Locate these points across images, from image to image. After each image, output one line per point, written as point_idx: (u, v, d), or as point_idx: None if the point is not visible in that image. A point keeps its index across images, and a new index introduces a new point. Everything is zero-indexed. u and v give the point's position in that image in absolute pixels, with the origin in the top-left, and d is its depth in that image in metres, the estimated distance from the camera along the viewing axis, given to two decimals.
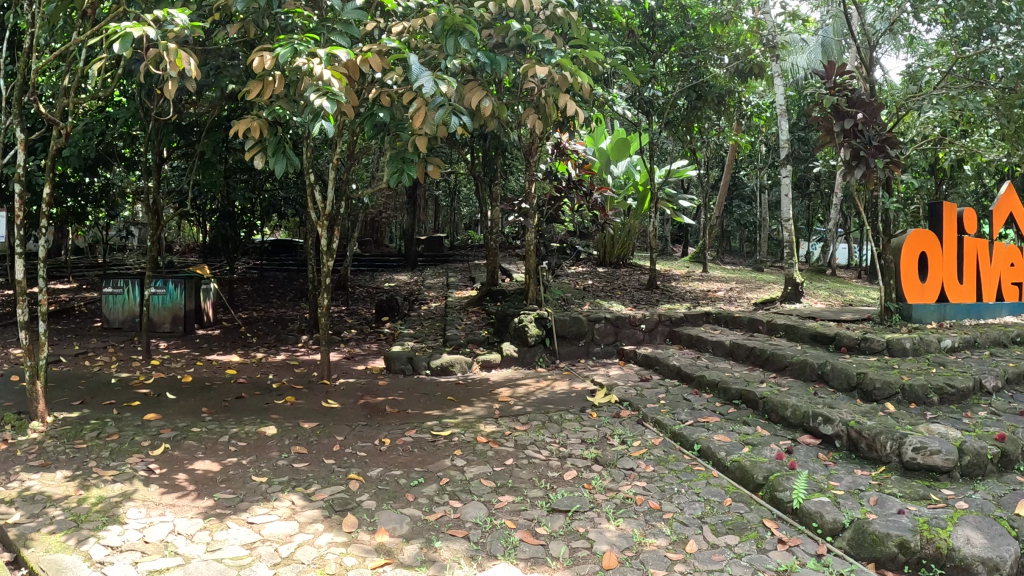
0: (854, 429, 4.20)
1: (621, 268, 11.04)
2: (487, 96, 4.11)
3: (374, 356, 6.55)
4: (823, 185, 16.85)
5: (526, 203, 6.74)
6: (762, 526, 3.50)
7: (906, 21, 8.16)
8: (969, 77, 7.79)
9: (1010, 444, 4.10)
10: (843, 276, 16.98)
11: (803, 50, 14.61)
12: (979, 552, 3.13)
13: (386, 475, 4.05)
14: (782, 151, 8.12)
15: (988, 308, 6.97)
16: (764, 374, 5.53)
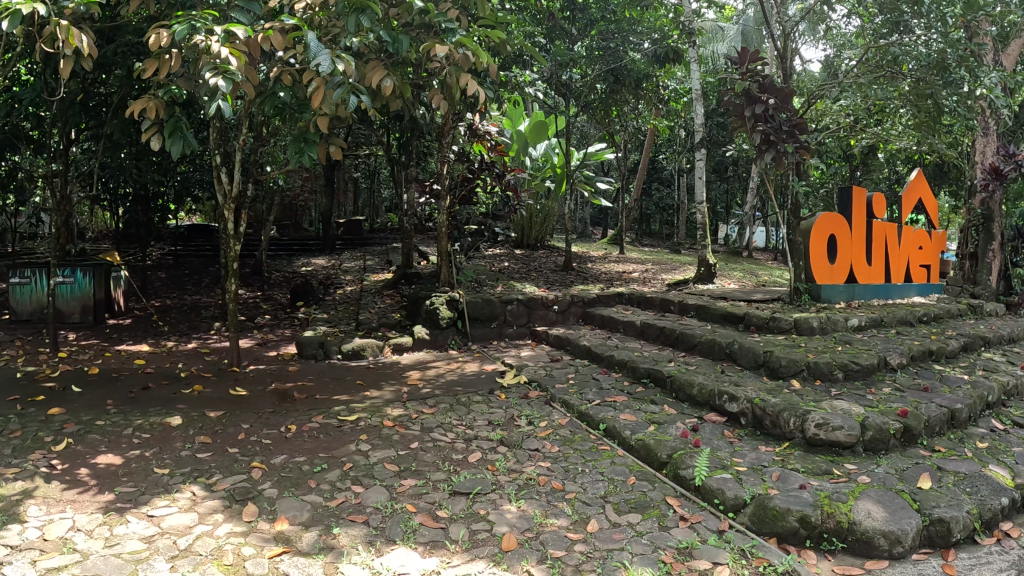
0: (758, 406, 4.26)
1: (540, 251, 11.05)
2: (389, 76, 4.06)
3: (286, 342, 6.39)
4: (742, 169, 17.26)
5: (438, 184, 6.65)
6: (665, 504, 3.51)
7: (823, 12, 8.34)
8: (884, 67, 7.95)
9: (912, 419, 4.23)
10: (757, 259, 17.47)
11: (723, 38, 14.92)
12: (881, 526, 3.19)
13: (288, 463, 3.92)
14: (697, 135, 8.26)
15: (896, 288, 7.21)
16: (673, 353, 5.60)
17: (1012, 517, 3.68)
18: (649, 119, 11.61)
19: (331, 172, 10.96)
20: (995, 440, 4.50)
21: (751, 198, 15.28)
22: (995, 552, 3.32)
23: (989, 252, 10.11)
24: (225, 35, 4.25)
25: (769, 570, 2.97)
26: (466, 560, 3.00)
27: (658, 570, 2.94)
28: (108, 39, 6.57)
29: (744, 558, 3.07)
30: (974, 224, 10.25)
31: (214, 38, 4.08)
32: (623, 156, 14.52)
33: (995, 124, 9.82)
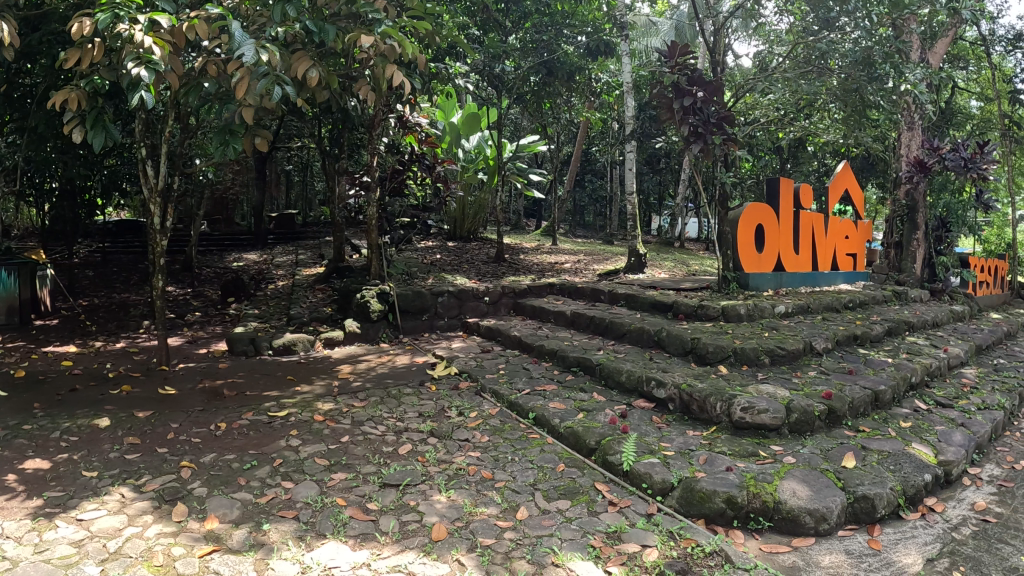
0: (686, 392, 4.40)
1: (472, 243, 11.28)
2: (313, 67, 4.06)
3: (217, 339, 6.34)
4: (673, 161, 17.68)
5: (368, 176, 6.70)
6: (594, 490, 3.60)
7: (756, 9, 8.55)
8: (810, 63, 8.14)
9: (836, 401, 4.40)
10: (688, 249, 17.91)
11: (655, 33, 15.21)
12: (806, 505, 3.32)
13: (218, 461, 3.89)
14: (629, 129, 8.77)
15: (822, 276, 7.47)
16: (603, 342, 5.82)
17: (936, 492, 3.89)
18: (582, 112, 11.81)
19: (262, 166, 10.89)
20: (917, 419, 4.71)
21: (683, 189, 15.68)
22: (920, 527, 3.48)
23: (913, 241, 10.59)
24: (148, 24, 4.18)
25: (697, 551, 3.06)
26: (396, 551, 3.02)
27: (587, 555, 3.00)
28: (32, 28, 6.35)
29: (672, 540, 3.16)
30: (900, 215, 10.76)
31: (138, 27, 4.02)
32: (556, 149, 14.72)
33: (919, 118, 10.27)
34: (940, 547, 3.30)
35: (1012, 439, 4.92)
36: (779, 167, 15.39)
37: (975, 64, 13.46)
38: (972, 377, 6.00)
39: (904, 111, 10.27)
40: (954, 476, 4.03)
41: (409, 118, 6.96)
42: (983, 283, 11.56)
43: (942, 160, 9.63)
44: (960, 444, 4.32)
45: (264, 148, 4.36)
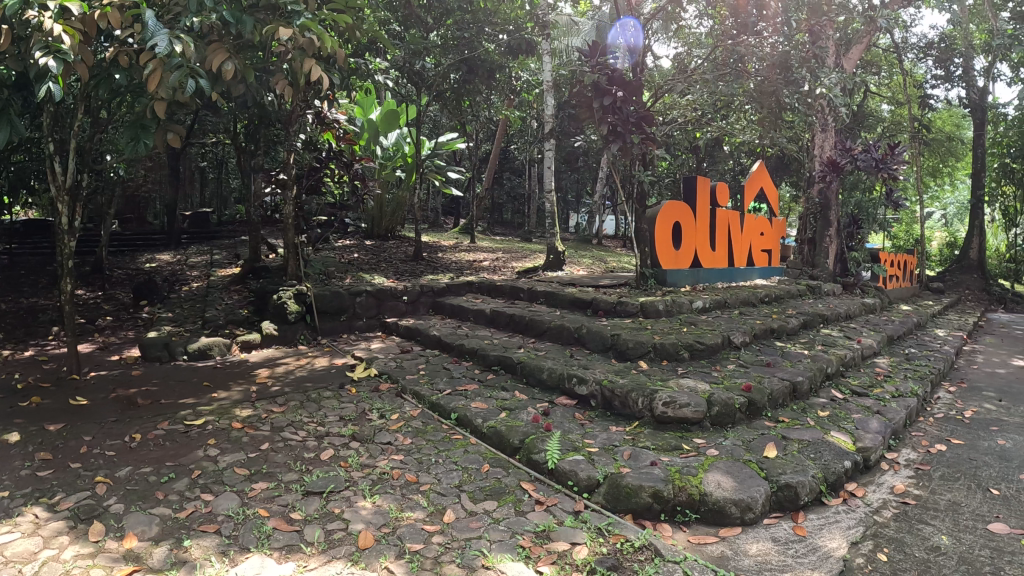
0: (607, 388, 4.50)
1: (389, 242, 11.14)
2: (229, 59, 3.99)
3: (130, 345, 6.12)
4: (591, 159, 17.99)
5: (285, 174, 6.59)
6: (520, 490, 3.62)
7: (675, 12, 8.75)
8: (727, 65, 8.39)
9: (756, 394, 4.53)
10: (605, 246, 18.16)
11: (576, 33, 15.45)
12: (732, 495, 3.39)
13: (133, 474, 3.74)
14: (548, 128, 9.22)
15: (738, 271, 8.17)
16: (523, 339, 5.95)
17: (857, 478, 4.04)
18: (502, 111, 11.90)
19: (174, 163, 10.55)
20: (835, 408, 4.88)
21: (600, 187, 15.91)
22: (843, 512, 3.60)
23: (826, 237, 11.05)
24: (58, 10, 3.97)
25: (627, 547, 3.09)
26: (323, 562, 2.95)
27: (517, 555, 3.00)
28: None
29: (601, 536, 3.18)
30: (813, 212, 11.19)
31: (47, 13, 3.77)
32: (475, 148, 14.76)
33: (832, 120, 10.76)
34: (863, 530, 3.41)
35: (925, 424, 5.16)
36: (696, 165, 15.78)
37: (885, 68, 14.17)
38: (885, 366, 6.28)
39: (819, 114, 10.74)
40: (872, 461, 4.19)
41: (326, 113, 6.82)
42: (893, 276, 12.12)
43: (853, 160, 10.05)
44: (877, 430, 4.50)
45: (176, 144, 4.22)
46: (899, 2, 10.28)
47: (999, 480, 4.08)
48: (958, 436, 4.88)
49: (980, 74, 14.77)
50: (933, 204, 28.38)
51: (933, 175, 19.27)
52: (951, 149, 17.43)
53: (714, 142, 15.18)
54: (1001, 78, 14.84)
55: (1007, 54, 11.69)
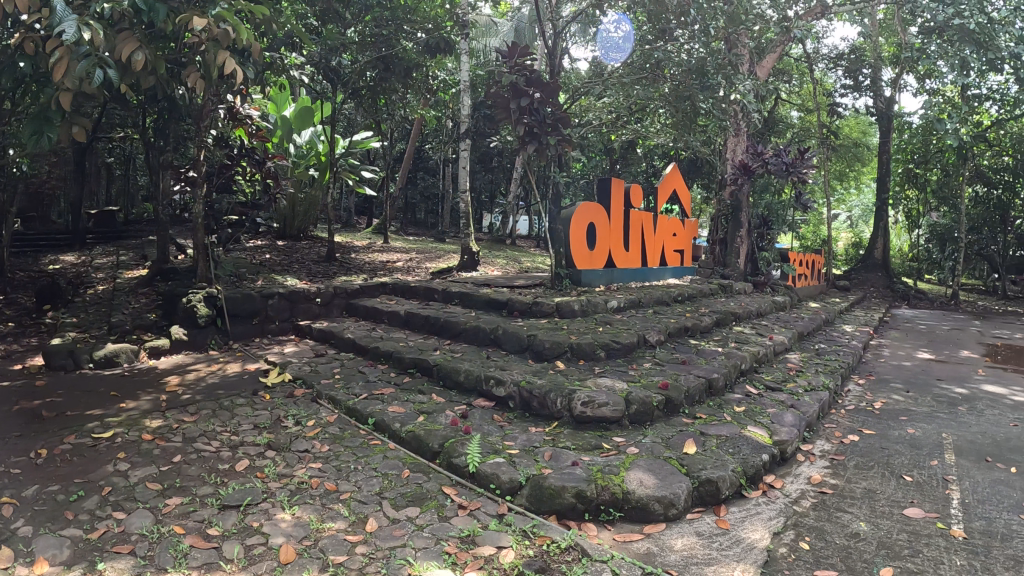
0: (525, 389, 4.47)
1: (301, 242, 10.75)
2: (141, 48, 3.75)
3: (33, 354, 5.66)
4: (506, 160, 18.00)
5: (195, 172, 6.25)
6: (442, 494, 3.52)
7: (595, 15, 8.85)
8: (644, 69, 8.53)
9: (673, 391, 4.60)
10: (518, 247, 18.19)
11: (494, 33, 15.43)
12: (653, 492, 3.41)
13: (39, 494, 3.42)
14: (465, 128, 9.13)
15: (651, 271, 8.34)
16: (439, 341, 5.86)
17: (775, 470, 4.14)
18: (417, 110, 11.71)
19: (79, 159, 9.91)
20: (750, 403, 5.00)
21: (515, 187, 15.91)
22: (763, 503, 3.68)
23: (737, 238, 11.43)
24: None
25: (554, 548, 3.04)
26: None
27: (443, 562, 2.90)
28: None
29: (526, 538, 3.13)
30: (726, 214, 11.54)
31: None
32: (390, 147, 14.50)
33: (745, 125, 11.13)
34: (784, 520, 3.48)
35: (837, 416, 5.36)
36: (610, 167, 16.02)
37: (795, 76, 14.77)
38: (796, 361, 6.52)
39: (733, 119, 11.11)
40: (788, 454, 4.31)
41: (239, 109, 6.52)
42: (801, 275, 12.64)
43: (765, 164, 10.40)
44: (792, 424, 4.63)
45: (82, 139, 3.93)
46: (812, 14, 10.68)
47: (910, 467, 4.23)
48: (868, 427, 5.08)
49: (885, 85, 15.57)
50: (841, 206, 29.90)
51: (840, 179, 20.24)
52: (859, 155, 18.35)
53: (628, 144, 15.45)
54: (903, 90, 15.68)
55: (911, 66, 12.36)
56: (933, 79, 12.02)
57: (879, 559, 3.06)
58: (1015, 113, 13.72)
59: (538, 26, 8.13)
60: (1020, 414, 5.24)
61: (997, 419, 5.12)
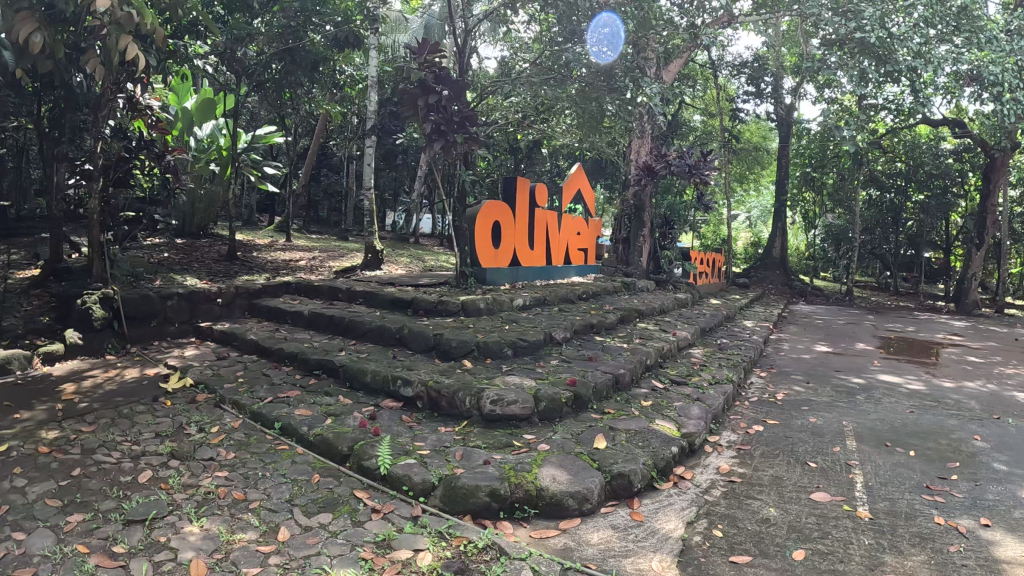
0: (433, 388, 4.36)
1: (201, 241, 10.21)
2: (39, 30, 3.47)
3: None
4: (411, 156, 17.81)
5: (91, 165, 5.83)
6: (355, 498, 3.34)
7: (506, 15, 8.87)
8: (554, 69, 8.57)
9: (580, 387, 4.61)
10: (424, 245, 18.00)
11: (403, 29, 15.25)
12: (567, 488, 3.31)
13: None
14: (370, 124, 8.92)
15: (554, 269, 8.45)
16: (343, 342, 5.65)
17: (684, 462, 4.14)
18: (322, 105, 11.38)
19: None
20: (657, 397, 5.07)
21: (420, 185, 15.72)
22: (675, 494, 3.65)
23: (641, 238, 11.78)
24: None
25: (470, 548, 2.89)
26: None
27: (359, 569, 2.72)
28: None
29: (443, 540, 2.97)
30: (629, 214, 11.86)
31: None
32: (293, 142, 14.03)
33: (649, 128, 11.44)
34: (697, 510, 3.44)
35: (741, 407, 5.56)
36: (515, 166, 16.13)
37: (700, 81, 15.30)
38: (699, 356, 6.75)
39: (639, 122, 11.44)
40: (696, 445, 4.32)
41: (140, 99, 6.14)
42: (703, 273, 13.13)
43: (668, 165, 10.72)
44: (698, 416, 4.69)
45: None
46: (719, 22, 11.07)
47: (813, 454, 4.33)
48: (772, 417, 5.26)
49: (786, 93, 16.37)
50: (741, 208, 31.31)
51: (740, 182, 21.17)
52: (758, 159, 19.23)
53: (533, 145, 15.59)
54: (802, 98, 16.55)
55: (812, 75, 13.02)
56: (832, 88, 12.72)
57: (791, 542, 3.02)
58: (907, 123, 14.68)
59: (448, 23, 8.06)
60: (912, 401, 5.63)
61: (894, 406, 5.45)
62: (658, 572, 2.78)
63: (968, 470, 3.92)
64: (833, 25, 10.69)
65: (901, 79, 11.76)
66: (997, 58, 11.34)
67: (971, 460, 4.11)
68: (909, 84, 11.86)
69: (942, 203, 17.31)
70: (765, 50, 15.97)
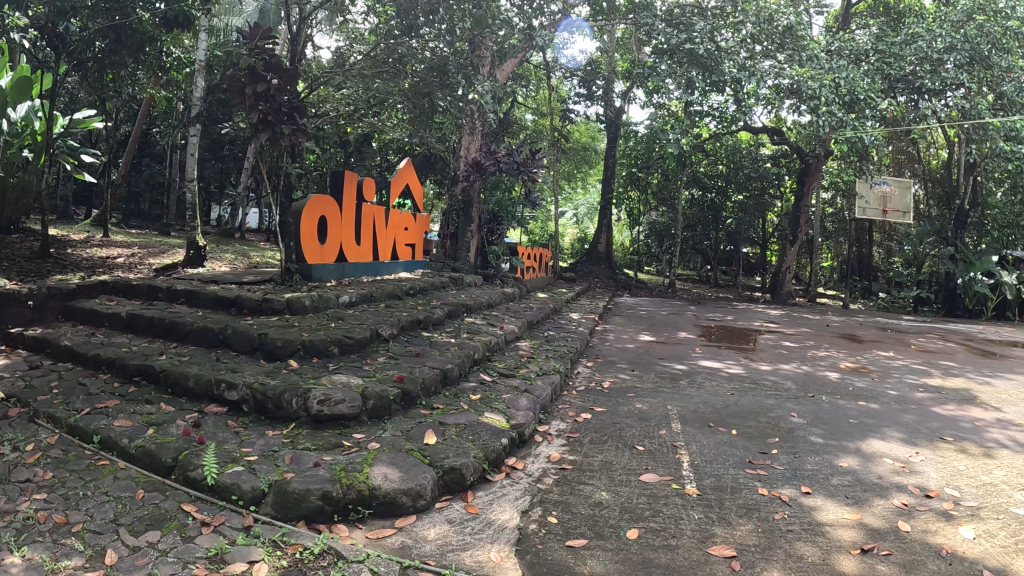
0: (258, 390, 3.99)
1: (10, 235, 9.24)
2: None
3: None
4: (240, 147, 17.02)
5: None
6: (182, 513, 2.95)
7: (344, 5, 8.68)
8: (387, 63, 8.46)
9: (408, 383, 4.44)
10: (250, 240, 17.13)
11: (237, 13, 14.60)
12: (400, 485, 3.16)
13: None
14: (196, 111, 8.39)
15: (381, 265, 8.36)
16: (163, 345, 5.14)
17: (514, 452, 4.13)
18: (146, 88, 10.59)
19: None
20: (486, 390, 5.02)
21: (245, 177, 14.94)
22: (507, 485, 3.61)
23: (468, 233, 11.85)
24: None
25: (307, 555, 2.67)
26: None
27: None
28: None
29: (278, 549, 2.71)
30: (456, 208, 11.86)
31: None
32: (113, 127, 12.92)
33: (479, 125, 11.63)
34: (530, 498, 3.43)
35: (569, 396, 5.71)
36: (346, 161, 15.85)
37: (533, 82, 15.81)
38: (526, 348, 6.93)
39: (469, 117, 11.50)
40: (525, 436, 4.33)
41: None
42: (531, 267, 13.47)
43: (497, 163, 11.00)
44: (526, 407, 4.71)
45: None
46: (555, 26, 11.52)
47: (641, 437, 4.51)
48: (599, 404, 5.44)
49: (615, 97, 17.17)
50: (568, 206, 32.68)
51: (568, 179, 21.98)
52: (586, 158, 20.14)
53: (364, 138, 15.33)
54: (631, 102, 17.47)
55: (644, 81, 13.83)
56: (662, 94, 13.54)
57: (624, 523, 3.13)
58: (730, 129, 15.89)
59: (281, 7, 7.72)
60: (731, 383, 6.14)
61: (714, 390, 5.88)
62: (496, 563, 2.75)
63: (787, 444, 4.31)
64: (665, 35, 11.49)
65: (725, 88, 12.69)
66: (817, 74, 12.45)
67: (790, 434, 4.52)
68: (733, 94, 12.89)
69: (760, 203, 18.91)
70: (598, 54, 16.73)
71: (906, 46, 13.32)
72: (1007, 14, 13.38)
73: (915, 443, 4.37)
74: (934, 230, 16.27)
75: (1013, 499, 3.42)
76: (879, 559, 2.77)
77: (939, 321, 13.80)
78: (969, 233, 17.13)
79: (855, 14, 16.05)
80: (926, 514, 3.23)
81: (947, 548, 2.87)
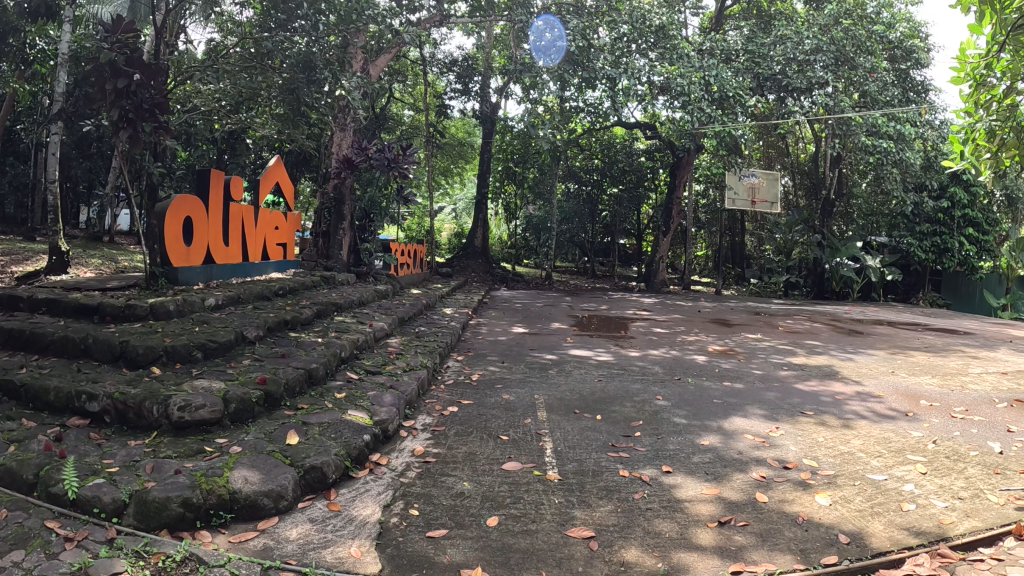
0: (119, 400, 3.82)
1: None
2: None
3: None
4: (107, 145, 16.13)
5: None
6: (45, 530, 2.79)
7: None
8: (256, 58, 8.22)
9: (271, 385, 4.37)
10: (120, 243, 16.27)
11: (107, 4, 13.89)
12: (259, 487, 3.13)
13: None
14: (56, 107, 7.99)
15: (252, 266, 8.17)
16: (23, 358, 4.77)
17: (379, 448, 4.13)
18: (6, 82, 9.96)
19: None
20: (352, 388, 4.99)
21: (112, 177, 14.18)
22: (370, 481, 3.62)
23: (339, 230, 11.62)
24: None
25: (169, 563, 2.61)
26: None
27: None
28: None
29: (141, 559, 2.63)
30: (327, 206, 11.58)
31: None
32: None
33: (350, 121, 11.50)
34: (392, 493, 3.45)
35: (437, 390, 5.74)
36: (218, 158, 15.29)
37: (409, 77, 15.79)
38: (397, 345, 6.92)
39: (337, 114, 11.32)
40: (390, 431, 4.32)
41: None
42: (405, 264, 13.40)
43: (368, 159, 11.00)
44: (391, 403, 4.71)
45: None
46: (432, 24, 11.54)
47: (506, 427, 4.59)
48: (467, 397, 5.48)
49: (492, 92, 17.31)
50: (444, 201, 32.67)
51: (444, 175, 21.92)
52: (462, 154, 20.30)
53: (238, 135, 14.86)
54: (507, 98, 17.62)
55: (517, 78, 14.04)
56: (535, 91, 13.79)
57: (485, 511, 3.19)
58: (603, 125, 16.31)
59: None
60: (600, 370, 6.32)
61: (581, 378, 6.04)
62: (356, 557, 2.76)
63: (650, 427, 4.47)
64: None
65: (598, 86, 13.00)
66: (685, 72, 12.95)
67: (653, 417, 4.70)
68: (605, 94, 13.28)
69: (633, 196, 19.65)
70: (475, 51, 16.86)
71: (775, 47, 14.00)
72: (872, 19, 14.37)
73: (777, 418, 4.63)
74: (802, 218, 17.17)
75: (866, 466, 3.69)
76: (736, 529, 2.94)
77: (806, 304, 14.63)
78: (836, 221, 18.21)
79: (729, 15, 16.77)
80: (785, 484, 3.43)
81: (804, 515, 3.07)
